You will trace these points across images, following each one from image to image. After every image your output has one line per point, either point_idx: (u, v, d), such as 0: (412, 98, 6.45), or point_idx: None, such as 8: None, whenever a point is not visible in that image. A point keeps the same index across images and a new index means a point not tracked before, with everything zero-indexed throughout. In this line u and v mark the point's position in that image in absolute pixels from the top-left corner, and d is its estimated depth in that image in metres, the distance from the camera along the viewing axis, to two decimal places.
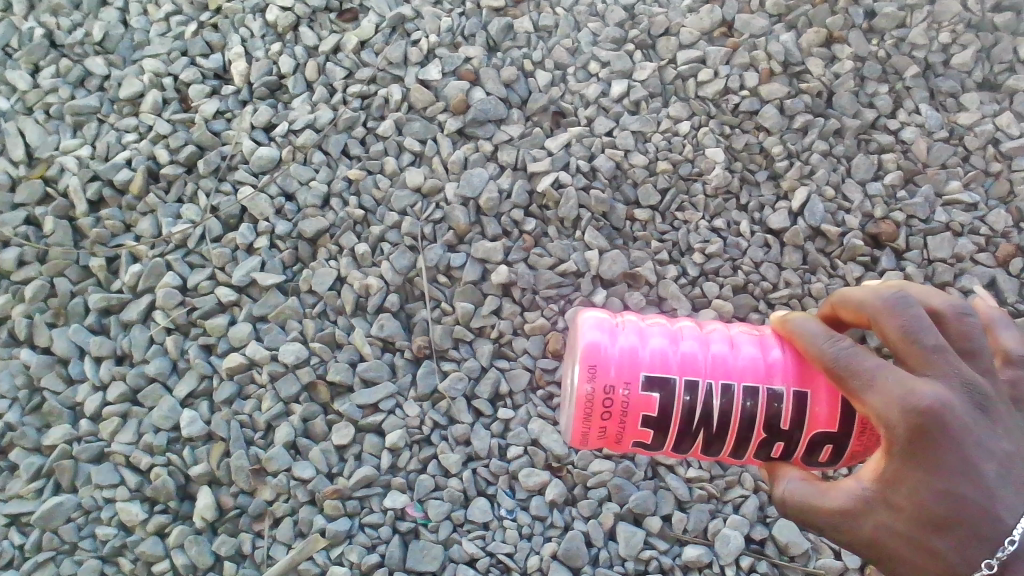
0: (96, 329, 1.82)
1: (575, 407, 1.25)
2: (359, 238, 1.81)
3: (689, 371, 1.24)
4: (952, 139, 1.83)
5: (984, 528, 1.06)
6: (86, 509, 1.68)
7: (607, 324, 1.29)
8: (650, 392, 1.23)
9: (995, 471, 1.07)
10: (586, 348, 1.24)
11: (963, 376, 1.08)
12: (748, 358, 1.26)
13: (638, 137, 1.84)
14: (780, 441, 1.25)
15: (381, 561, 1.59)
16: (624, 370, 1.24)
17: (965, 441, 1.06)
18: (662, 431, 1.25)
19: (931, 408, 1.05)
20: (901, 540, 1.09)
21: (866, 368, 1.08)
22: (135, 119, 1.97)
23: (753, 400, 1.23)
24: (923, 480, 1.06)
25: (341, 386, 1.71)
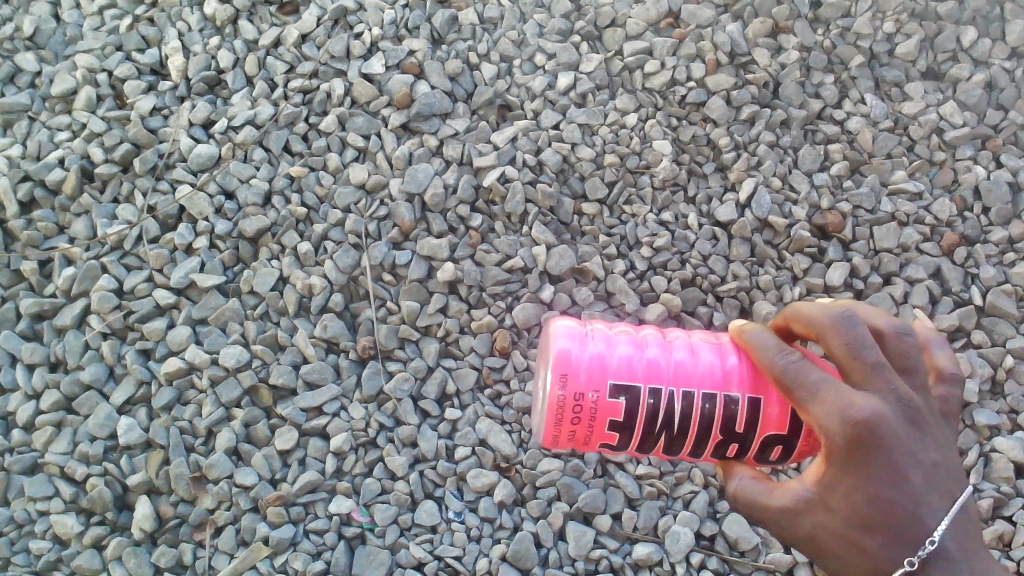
0: (28, 335, 1.75)
1: (546, 414, 1.18)
2: (302, 236, 1.77)
3: (656, 376, 1.18)
4: (897, 129, 1.83)
5: (912, 531, 1.02)
6: (19, 522, 1.63)
7: (577, 329, 1.21)
8: (619, 397, 1.17)
9: (924, 478, 1.03)
10: (557, 355, 1.17)
11: (901, 391, 1.03)
12: (710, 362, 1.18)
13: (585, 130, 1.82)
14: (739, 444, 1.18)
15: (326, 568, 1.56)
16: (596, 375, 1.17)
17: (898, 449, 1.01)
18: (630, 435, 1.19)
19: (867, 419, 1.00)
20: (834, 542, 1.04)
21: (810, 380, 1.03)
22: (68, 117, 1.90)
23: (713, 402, 1.17)
24: (858, 487, 1.02)
25: (284, 389, 1.67)
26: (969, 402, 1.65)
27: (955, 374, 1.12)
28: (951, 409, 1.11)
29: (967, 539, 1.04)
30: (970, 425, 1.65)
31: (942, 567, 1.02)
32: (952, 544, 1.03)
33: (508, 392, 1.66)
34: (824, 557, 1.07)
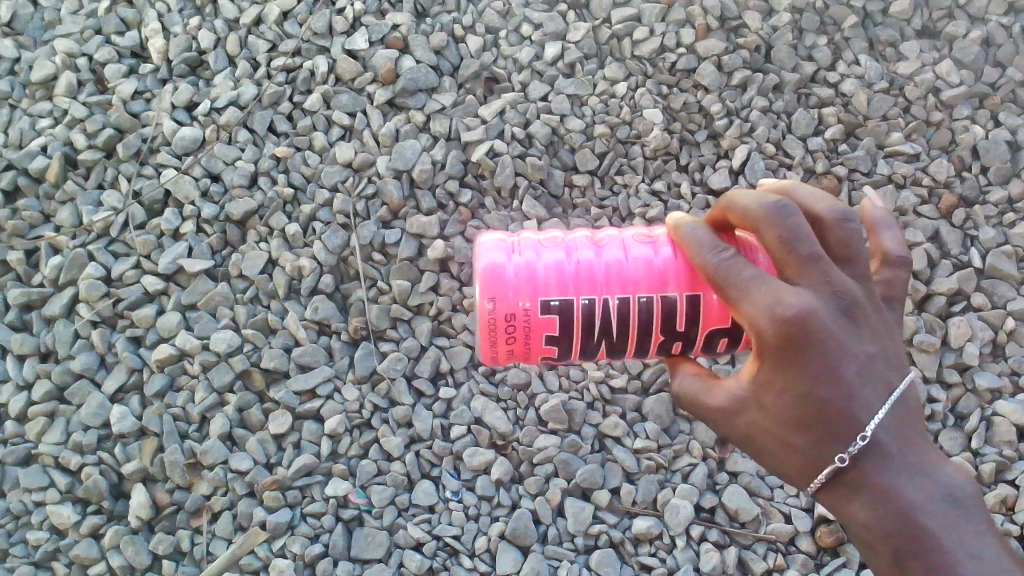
0: (18, 326, 1.74)
1: (479, 333, 1.12)
2: (289, 218, 1.74)
3: (588, 280, 1.11)
4: (892, 90, 1.79)
5: (845, 428, 0.94)
6: (16, 513, 1.62)
7: (504, 242, 1.15)
8: (552, 308, 1.11)
9: (861, 373, 0.94)
10: (483, 270, 1.12)
11: (838, 283, 0.93)
12: (644, 261, 1.12)
13: (574, 101, 1.78)
14: (682, 340, 1.13)
15: (325, 551, 1.55)
16: (524, 286, 1.11)
17: (831, 343, 0.92)
18: (570, 345, 1.13)
19: (796, 314, 0.90)
20: (766, 439, 0.98)
21: (742, 277, 0.93)
22: (49, 104, 1.87)
23: (651, 300, 1.11)
24: (788, 384, 0.94)
25: (276, 372, 1.65)
26: (970, 365, 1.63)
27: (903, 259, 1.03)
28: (896, 291, 1.03)
29: (906, 432, 0.96)
30: (971, 389, 1.63)
31: (876, 463, 0.95)
32: (889, 439, 0.95)
33: (502, 368, 1.64)
34: (759, 453, 1.00)
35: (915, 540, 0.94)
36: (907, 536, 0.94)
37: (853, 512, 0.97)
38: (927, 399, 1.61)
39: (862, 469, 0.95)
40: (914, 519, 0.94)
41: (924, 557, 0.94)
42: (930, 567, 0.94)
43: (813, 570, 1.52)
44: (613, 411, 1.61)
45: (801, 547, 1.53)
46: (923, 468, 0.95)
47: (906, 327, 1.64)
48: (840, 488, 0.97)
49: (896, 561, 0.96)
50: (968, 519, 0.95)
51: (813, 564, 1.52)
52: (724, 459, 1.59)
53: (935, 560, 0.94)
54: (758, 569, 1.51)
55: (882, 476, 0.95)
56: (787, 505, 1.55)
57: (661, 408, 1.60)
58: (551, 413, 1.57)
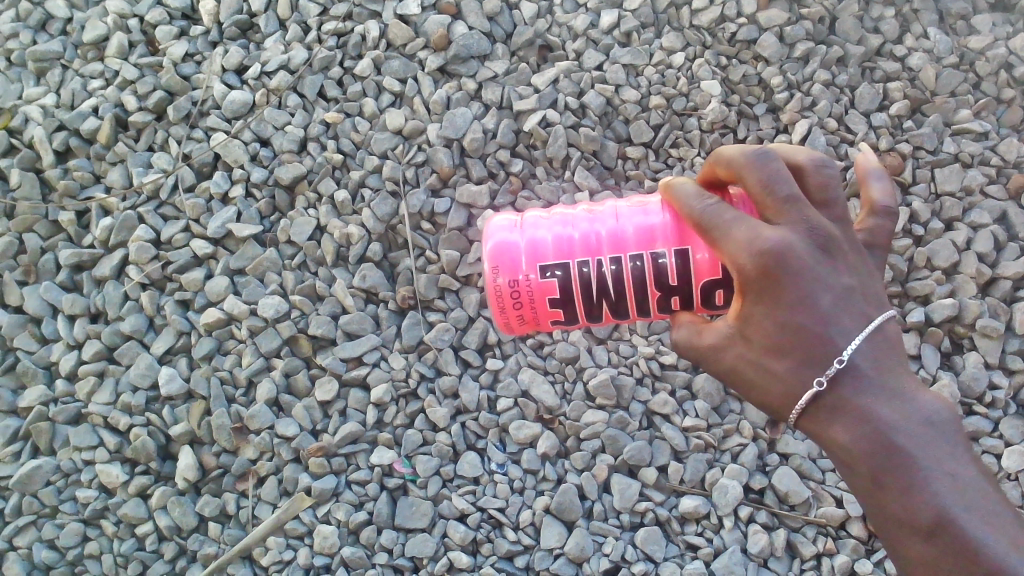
0: (68, 286, 1.74)
1: (490, 304, 1.14)
2: (339, 184, 1.72)
3: (583, 244, 1.10)
4: (962, 65, 1.73)
5: (823, 353, 0.90)
6: (66, 471, 1.64)
7: (512, 215, 1.16)
8: (553, 276, 1.10)
9: (840, 304, 0.90)
10: (488, 244, 1.13)
11: (817, 221, 0.91)
12: (638, 221, 1.09)
13: (629, 71, 1.75)
14: (681, 297, 1.09)
15: (369, 519, 1.55)
16: (526, 256, 1.11)
17: (808, 272, 0.89)
18: (574, 311, 1.12)
19: (774, 248, 0.88)
20: (751, 371, 0.94)
21: (726, 219, 0.91)
22: (100, 65, 1.86)
23: (642, 260, 1.08)
24: (767, 313, 0.90)
25: (323, 340, 1.65)
26: None
27: (889, 208, 1.00)
28: (878, 240, 1.00)
29: (885, 358, 0.91)
30: None
31: (852, 385, 0.90)
32: (866, 362, 0.90)
33: (551, 342, 1.62)
34: (745, 388, 0.96)
35: (891, 459, 0.88)
36: (883, 455, 0.89)
37: (832, 436, 0.91)
38: (988, 386, 1.57)
39: (838, 390, 0.90)
40: (892, 440, 0.88)
41: (899, 478, 0.88)
42: (907, 485, 0.88)
43: (864, 556, 1.49)
44: (662, 388, 1.59)
45: (852, 532, 1.50)
46: (903, 392, 0.90)
47: (969, 311, 1.58)
48: (818, 414, 0.92)
49: (874, 483, 0.90)
50: (950, 442, 0.89)
51: (864, 549, 1.49)
52: (774, 440, 1.56)
53: (909, 478, 0.88)
54: (807, 553, 1.49)
55: (860, 397, 0.90)
56: (839, 489, 1.52)
57: (711, 386, 1.57)
58: (600, 388, 1.56)
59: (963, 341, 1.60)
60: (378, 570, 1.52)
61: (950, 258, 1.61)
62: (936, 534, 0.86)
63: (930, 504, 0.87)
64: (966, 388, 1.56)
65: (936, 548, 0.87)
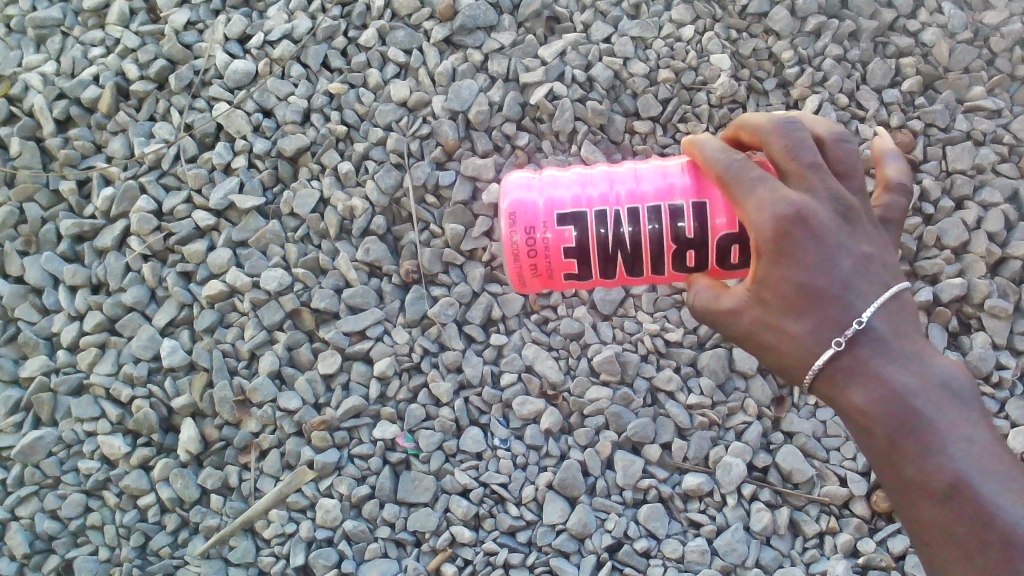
0: (70, 256, 1.73)
1: (505, 261, 1.14)
2: (342, 156, 1.70)
3: (601, 204, 1.10)
4: (976, 41, 1.71)
5: (842, 317, 0.89)
6: (68, 442, 1.63)
7: (529, 175, 1.16)
8: (568, 228, 1.10)
9: (858, 270, 0.90)
10: (505, 201, 1.13)
11: (837, 189, 0.91)
12: (657, 184, 1.09)
13: (638, 43, 1.72)
14: (697, 252, 1.09)
15: (371, 493, 1.55)
16: (541, 209, 1.11)
17: (827, 236, 0.89)
18: (590, 265, 1.12)
19: (793, 212, 0.88)
20: (767, 333, 0.93)
21: (748, 179, 0.91)
22: (101, 32, 1.83)
23: (659, 223, 1.08)
24: (785, 275, 0.90)
25: (326, 313, 1.63)
26: None
27: (904, 184, 1.00)
28: (892, 218, 0.99)
29: (903, 323, 0.91)
30: None
31: (869, 348, 0.89)
32: (884, 326, 0.89)
33: (556, 318, 1.60)
34: (761, 351, 0.95)
35: (908, 422, 0.88)
36: (900, 417, 0.88)
37: (847, 400, 0.91)
38: (995, 365, 1.56)
39: (856, 352, 0.89)
40: (909, 403, 0.88)
41: (915, 440, 0.87)
42: (923, 449, 0.87)
43: (867, 534, 1.49)
44: (668, 364, 1.58)
45: (855, 511, 1.50)
46: (920, 356, 0.89)
47: (977, 291, 1.57)
48: (834, 377, 0.91)
49: (890, 447, 0.89)
50: (966, 408, 0.88)
51: (867, 528, 1.50)
52: (780, 419, 1.56)
53: (926, 442, 0.87)
54: (810, 531, 1.49)
55: (877, 360, 0.89)
56: (843, 468, 1.52)
57: (717, 363, 1.56)
58: (605, 364, 1.55)
59: (971, 321, 1.59)
60: (382, 543, 1.53)
61: (961, 237, 1.59)
62: (952, 498, 0.85)
63: (945, 468, 0.86)
64: (973, 368, 1.55)
65: (950, 513, 0.86)
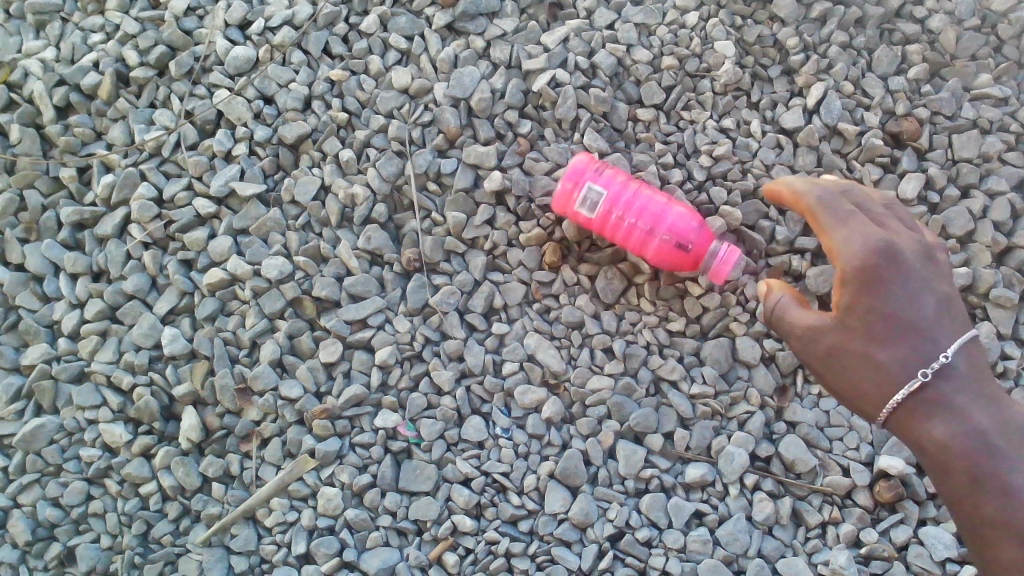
0: (70, 244, 1.72)
1: (564, 185, 1.51)
2: (343, 143, 1.69)
3: (632, 208, 1.49)
4: (983, 28, 1.69)
5: (932, 351, 1.26)
6: (69, 430, 1.63)
7: (595, 164, 1.53)
8: (599, 184, 1.50)
9: (941, 307, 1.28)
10: (575, 168, 1.52)
11: (899, 237, 1.31)
12: (672, 219, 1.49)
13: (642, 30, 1.70)
14: (672, 243, 1.49)
15: (373, 482, 1.54)
16: (593, 165, 1.52)
17: (912, 273, 1.27)
18: (608, 225, 1.51)
19: (886, 248, 1.26)
20: (851, 357, 1.28)
21: (842, 214, 1.31)
22: (101, 18, 1.82)
23: (667, 240, 1.49)
24: (871, 303, 1.26)
25: (327, 301, 1.63)
26: None
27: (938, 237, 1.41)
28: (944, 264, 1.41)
29: (977, 363, 1.28)
30: None
31: (951, 381, 1.25)
32: (964, 365, 1.26)
33: (557, 307, 1.61)
34: (839, 374, 1.30)
35: (986, 455, 1.22)
36: (982, 450, 1.22)
37: (930, 430, 1.24)
38: (1000, 355, 1.55)
39: (938, 386, 1.25)
40: (992, 442, 1.22)
41: (988, 465, 1.22)
42: (1003, 486, 1.21)
43: (870, 525, 1.48)
44: (671, 354, 1.57)
45: (858, 502, 1.50)
46: (997, 398, 1.26)
47: (983, 281, 1.56)
48: (913, 409, 1.26)
49: (971, 478, 1.23)
50: None
51: (870, 518, 1.49)
52: (782, 408, 1.56)
53: (1003, 474, 1.21)
54: (812, 522, 1.49)
55: (958, 395, 1.24)
56: (846, 458, 1.52)
57: (720, 353, 1.56)
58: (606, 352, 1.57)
59: (976, 311, 1.58)
60: (383, 532, 1.53)
61: (966, 226, 1.58)
62: None
63: None
64: None
65: None
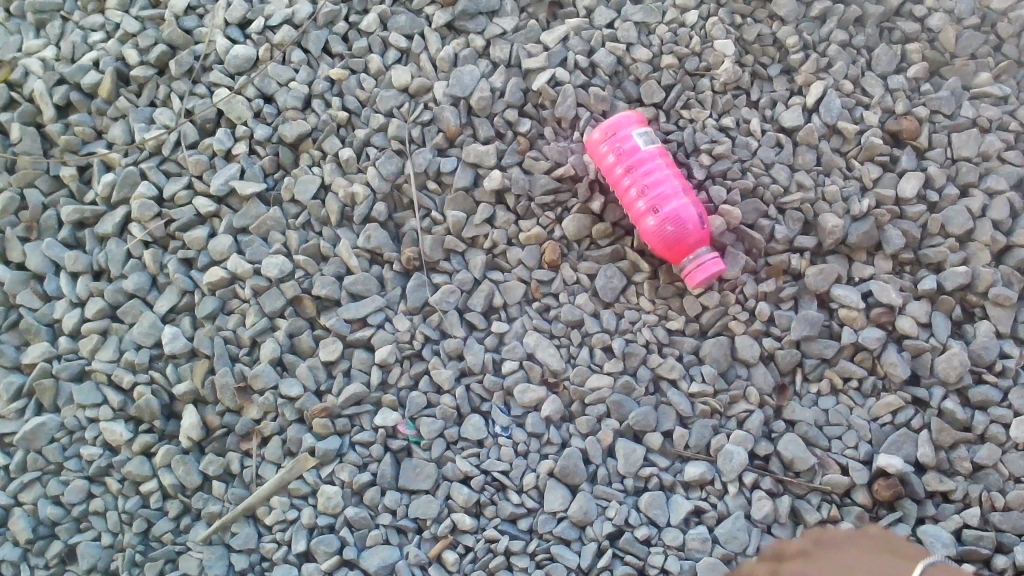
0: (71, 243, 1.72)
1: (604, 126, 1.56)
2: (343, 142, 1.70)
3: (647, 180, 1.53)
4: (983, 26, 1.69)
5: None
6: (70, 429, 1.64)
7: (644, 127, 1.56)
8: (636, 141, 1.54)
9: None
10: (622, 119, 1.56)
11: None
12: (678, 208, 1.52)
13: (641, 28, 1.70)
14: (663, 225, 1.52)
15: (373, 480, 1.55)
16: (639, 127, 1.56)
17: None
18: (620, 179, 1.55)
19: None
20: None
21: None
22: (101, 17, 1.82)
23: (660, 223, 1.52)
24: None
25: (327, 300, 1.63)
26: None
27: None
28: None
29: None
30: None
31: None
32: None
33: (557, 305, 1.61)
34: None
35: None
36: None
37: None
38: (999, 355, 1.54)
39: None
40: None
41: None
42: None
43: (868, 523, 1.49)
44: (670, 352, 1.57)
45: (856, 500, 1.50)
46: None
47: (982, 280, 1.56)
48: None
49: None
50: None
51: (869, 517, 1.49)
52: (781, 407, 1.56)
53: None
54: (811, 520, 1.49)
55: None
56: (845, 457, 1.51)
57: (718, 352, 1.56)
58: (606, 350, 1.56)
59: (975, 310, 1.58)
60: (382, 530, 1.53)
61: (965, 225, 1.58)
62: None
63: None
64: (976, 357, 1.54)
65: None
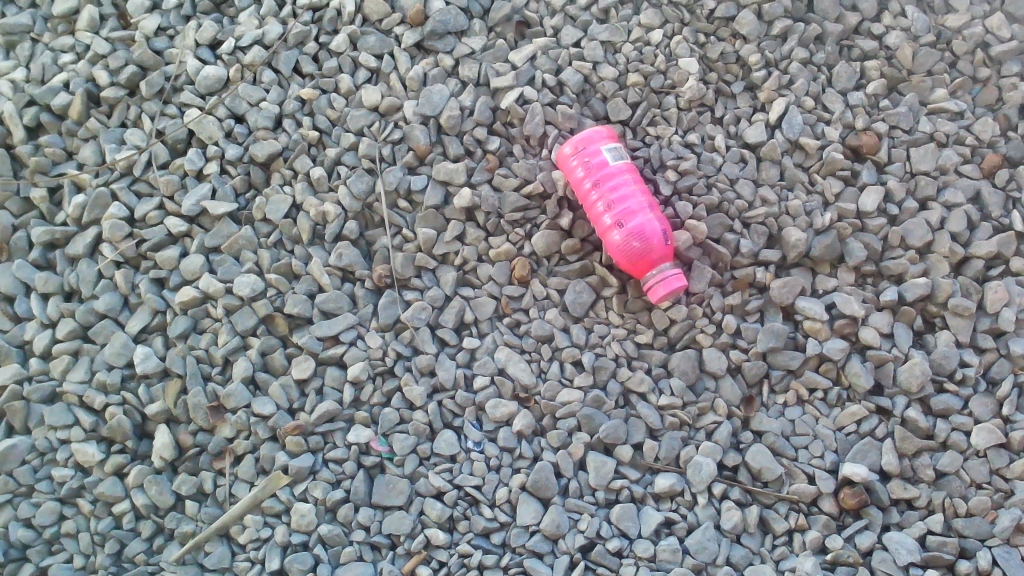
0: (41, 264, 1.72)
1: (574, 140, 1.59)
2: (315, 161, 1.71)
3: (614, 195, 1.56)
4: (938, 44, 1.74)
5: None
6: (41, 451, 1.63)
7: (614, 143, 1.59)
8: (605, 157, 1.57)
9: None
10: (592, 134, 1.59)
11: None
12: (643, 223, 1.54)
13: (608, 47, 1.73)
14: (628, 239, 1.54)
15: (346, 497, 1.55)
16: (609, 142, 1.59)
17: None
18: (588, 193, 1.58)
19: None
20: None
21: None
22: (71, 38, 1.82)
23: (626, 238, 1.54)
24: None
25: (299, 318, 1.64)
26: (1005, 330, 1.58)
27: None
28: None
29: None
30: (1005, 355, 1.58)
31: None
32: None
33: (527, 320, 1.63)
34: None
35: None
36: None
37: None
38: (959, 363, 1.58)
39: None
40: None
41: None
42: None
43: (835, 531, 1.51)
44: (640, 365, 1.60)
45: (823, 508, 1.52)
46: None
47: (942, 290, 1.59)
48: None
49: None
50: None
51: (835, 525, 1.52)
52: (749, 418, 1.59)
53: None
54: (779, 529, 1.51)
55: None
56: (811, 467, 1.54)
57: (686, 364, 1.59)
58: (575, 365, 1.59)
59: (935, 320, 1.61)
60: (356, 547, 1.53)
61: (924, 237, 1.62)
62: None
63: None
64: (937, 366, 1.57)
65: None
